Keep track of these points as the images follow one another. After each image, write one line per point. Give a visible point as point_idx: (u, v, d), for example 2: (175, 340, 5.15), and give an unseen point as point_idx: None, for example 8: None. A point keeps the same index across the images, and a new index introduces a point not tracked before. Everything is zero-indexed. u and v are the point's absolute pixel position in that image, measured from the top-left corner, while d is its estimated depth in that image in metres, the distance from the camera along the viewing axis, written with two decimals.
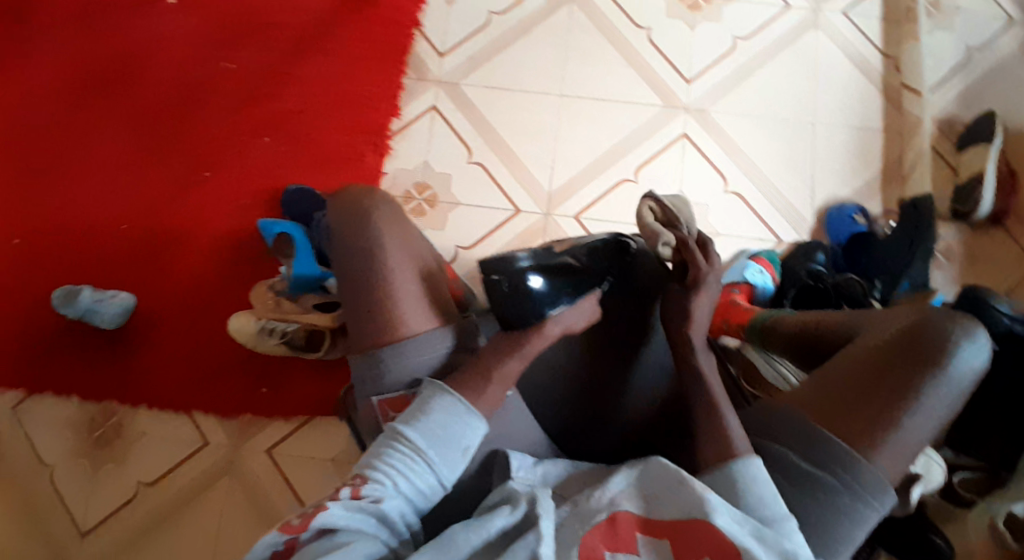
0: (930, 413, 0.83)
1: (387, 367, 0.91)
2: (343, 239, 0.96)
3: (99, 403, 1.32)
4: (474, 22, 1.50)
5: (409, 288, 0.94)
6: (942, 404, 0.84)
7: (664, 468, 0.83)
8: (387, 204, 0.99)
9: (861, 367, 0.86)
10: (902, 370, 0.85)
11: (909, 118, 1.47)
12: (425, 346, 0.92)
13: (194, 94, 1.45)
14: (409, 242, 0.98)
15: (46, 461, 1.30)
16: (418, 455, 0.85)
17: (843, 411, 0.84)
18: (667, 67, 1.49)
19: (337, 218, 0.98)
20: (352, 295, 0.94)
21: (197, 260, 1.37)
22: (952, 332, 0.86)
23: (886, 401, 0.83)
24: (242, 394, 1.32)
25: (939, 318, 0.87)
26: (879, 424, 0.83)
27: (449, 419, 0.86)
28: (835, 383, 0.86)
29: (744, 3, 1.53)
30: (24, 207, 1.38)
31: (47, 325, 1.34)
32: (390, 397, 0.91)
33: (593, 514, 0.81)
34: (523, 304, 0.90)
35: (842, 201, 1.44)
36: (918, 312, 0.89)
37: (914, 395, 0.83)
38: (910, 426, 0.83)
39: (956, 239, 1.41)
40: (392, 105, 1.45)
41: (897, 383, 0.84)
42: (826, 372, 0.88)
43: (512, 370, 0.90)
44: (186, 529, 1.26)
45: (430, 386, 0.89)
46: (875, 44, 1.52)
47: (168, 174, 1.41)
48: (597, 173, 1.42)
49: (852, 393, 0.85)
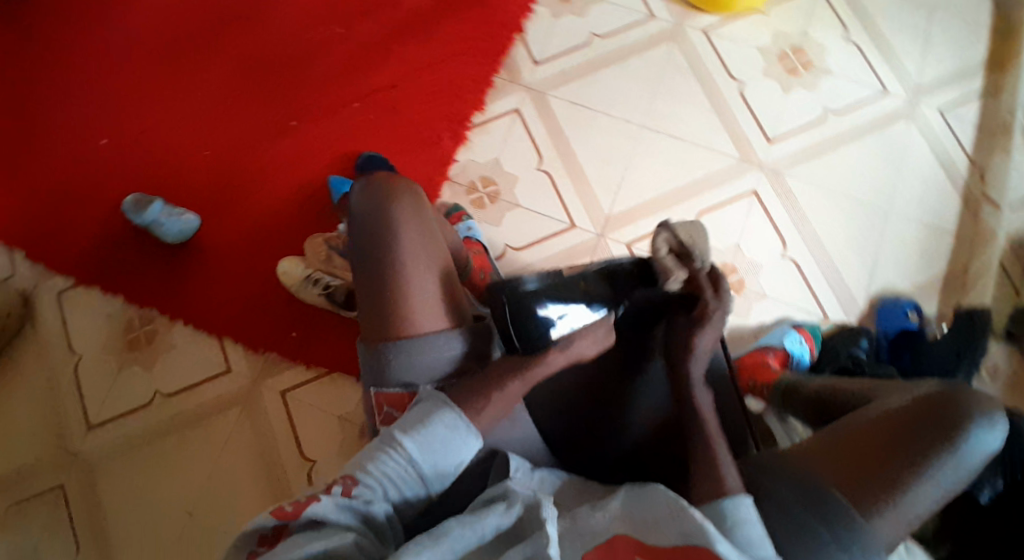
0: (935, 487, 0.84)
1: (389, 364, 0.95)
2: (364, 233, 0.99)
3: (140, 308, 1.38)
4: (575, 38, 1.52)
5: (424, 291, 0.97)
6: (949, 481, 0.84)
7: (661, 493, 0.83)
8: (412, 202, 1.00)
9: (873, 429, 0.87)
10: (916, 440, 0.85)
11: (983, 228, 1.46)
12: (428, 350, 0.95)
13: (297, 44, 1.50)
14: (428, 243, 1.00)
15: (78, 350, 1.36)
16: (412, 465, 0.87)
17: (851, 468, 0.84)
18: (752, 123, 1.50)
19: (360, 208, 1.00)
20: (368, 292, 0.98)
21: (262, 198, 1.43)
22: (971, 411, 0.86)
23: (895, 468, 0.84)
24: (273, 333, 1.37)
25: (961, 393, 0.88)
26: (884, 489, 0.83)
27: (449, 435, 0.89)
28: (844, 441, 0.87)
29: (843, 78, 1.53)
30: (121, 113, 1.46)
31: (111, 225, 1.41)
32: (388, 392, 0.96)
33: (591, 529, 0.84)
34: (530, 326, 0.92)
35: (897, 294, 1.43)
36: (937, 385, 0.90)
37: (923, 466, 0.84)
38: (914, 497, 0.83)
39: (1003, 359, 1.38)
40: (479, 98, 1.48)
41: (909, 451, 0.85)
42: (837, 429, 0.88)
43: (514, 391, 0.92)
44: (193, 448, 1.32)
45: (430, 398, 0.91)
46: (965, 149, 1.50)
47: (256, 112, 1.47)
48: (660, 209, 1.44)
49: (862, 452, 0.85)
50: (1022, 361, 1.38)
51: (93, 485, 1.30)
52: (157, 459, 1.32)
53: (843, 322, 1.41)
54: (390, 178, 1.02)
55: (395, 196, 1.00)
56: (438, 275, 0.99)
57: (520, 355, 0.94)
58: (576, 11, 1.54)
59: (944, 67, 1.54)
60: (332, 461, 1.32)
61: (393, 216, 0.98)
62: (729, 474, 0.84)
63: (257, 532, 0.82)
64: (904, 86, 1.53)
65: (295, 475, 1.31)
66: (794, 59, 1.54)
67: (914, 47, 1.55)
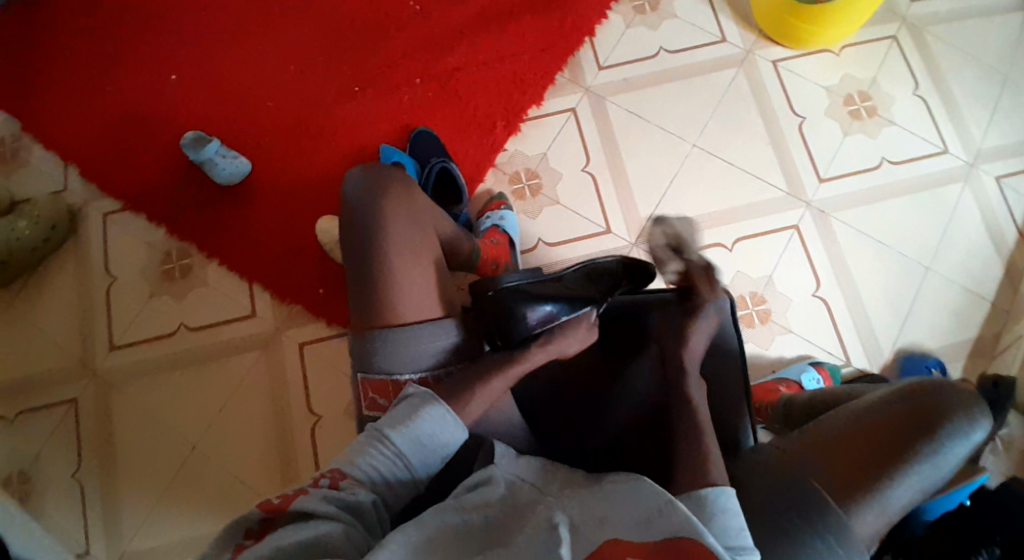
0: (914, 480, 0.86)
1: (374, 353, 0.97)
2: (353, 224, 1.02)
3: (180, 242, 1.42)
4: (643, 50, 1.53)
5: (409, 281, 0.99)
6: (929, 475, 0.86)
7: (652, 491, 0.82)
8: (404, 199, 1.02)
9: (853, 426, 0.89)
10: (897, 433, 0.87)
11: (1023, 302, 1.43)
12: (409, 342, 0.97)
13: (370, 13, 1.53)
14: (414, 237, 1.01)
15: (114, 273, 1.41)
16: (400, 459, 0.89)
17: (830, 459, 0.88)
18: (805, 161, 1.49)
19: (357, 199, 1.02)
20: (356, 279, 1.01)
21: (314, 156, 1.47)
22: (954, 406, 0.88)
23: (874, 460, 0.87)
24: (301, 288, 1.40)
25: (944, 389, 0.89)
26: (860, 481, 0.86)
27: (436, 428, 0.90)
28: (825, 437, 0.89)
29: (906, 131, 1.52)
30: (194, 53, 1.51)
31: (167, 159, 1.46)
32: (374, 380, 0.98)
33: (594, 540, 0.79)
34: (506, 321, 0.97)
35: (924, 351, 1.41)
36: (920, 380, 0.92)
37: (903, 459, 0.86)
38: (890, 489, 0.86)
39: (1019, 433, 1.36)
40: (538, 92, 1.50)
41: (889, 443, 0.87)
42: (818, 425, 0.91)
43: (496, 388, 0.94)
44: (208, 386, 1.36)
45: (415, 395, 0.92)
46: (1016, 221, 1.47)
47: (323, 73, 1.50)
48: (698, 229, 1.45)
49: (842, 443, 0.88)
50: None
51: (108, 406, 1.35)
52: (173, 391, 1.36)
53: (862, 370, 1.40)
54: (380, 171, 1.04)
55: (382, 190, 1.02)
56: (429, 271, 1.01)
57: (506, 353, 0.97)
58: (649, 23, 1.55)
59: (1012, 136, 1.52)
60: (339, 417, 1.35)
61: (381, 210, 1.01)
62: (716, 467, 0.86)
63: (243, 526, 0.80)
64: (966, 150, 1.51)
65: (302, 427, 1.35)
66: (859, 103, 1.53)
67: (983, 111, 1.53)
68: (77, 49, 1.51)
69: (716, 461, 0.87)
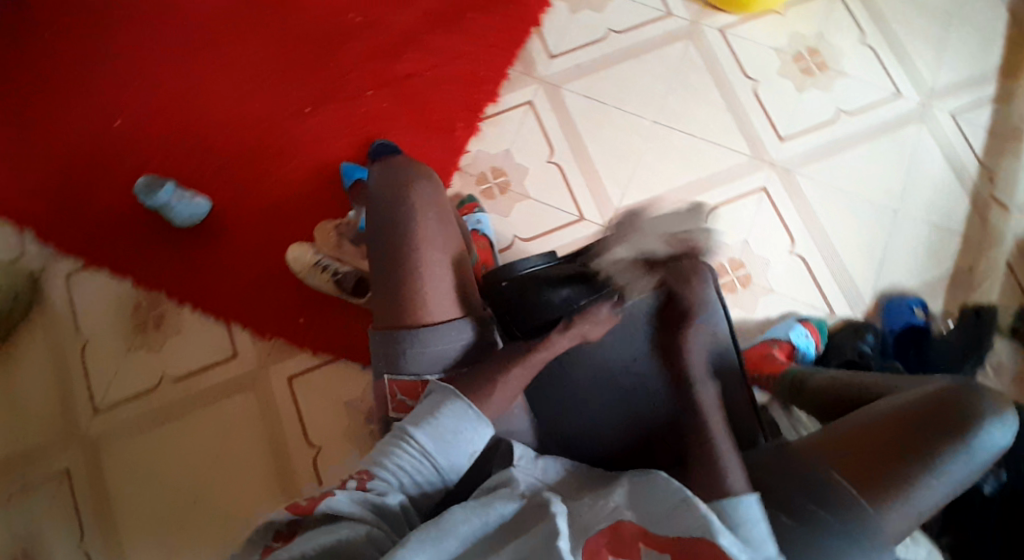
0: (945, 477, 0.85)
1: (402, 352, 0.95)
2: (378, 221, 1.00)
3: (149, 291, 1.38)
4: (592, 33, 1.52)
5: (438, 276, 0.98)
6: (959, 472, 0.85)
7: (668, 487, 0.82)
8: (430, 189, 1.02)
9: (887, 425, 0.87)
10: (926, 431, 0.85)
11: (991, 231, 1.46)
12: (440, 339, 0.96)
13: (314, 33, 1.50)
14: (442, 232, 1.00)
15: (86, 333, 1.36)
16: (426, 457, 0.88)
17: (861, 457, 0.86)
18: (764, 123, 1.50)
19: (378, 191, 1.02)
20: (380, 275, 0.99)
21: (275, 184, 1.43)
22: (983, 405, 0.87)
23: (909, 461, 0.85)
24: (282, 320, 1.37)
25: (975, 391, 0.87)
26: (891, 480, 0.84)
27: (460, 425, 0.89)
28: (857, 436, 0.87)
29: (857, 80, 1.53)
30: (135, 96, 1.46)
31: (122, 207, 1.41)
32: (402, 380, 0.96)
33: (598, 522, 0.82)
34: (525, 311, 1.01)
35: (904, 292, 1.43)
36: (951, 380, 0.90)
37: (933, 456, 0.85)
38: (925, 488, 0.84)
39: (1008, 357, 1.38)
40: (493, 90, 1.48)
41: (918, 442, 0.85)
42: (851, 424, 0.89)
43: (516, 379, 0.93)
44: (199, 433, 1.33)
45: (438, 390, 0.92)
46: (976, 153, 1.50)
47: (272, 99, 1.47)
48: (669, 203, 1.45)
49: (870, 443, 0.86)
50: None
51: (99, 469, 1.31)
52: (163, 442, 1.32)
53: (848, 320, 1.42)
54: (407, 167, 1.04)
55: (409, 186, 1.01)
56: (450, 263, 0.99)
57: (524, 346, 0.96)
58: (593, 6, 1.54)
59: (959, 72, 1.54)
60: (338, 444, 1.32)
61: (407, 205, 1.00)
62: (732, 474, 0.85)
63: (272, 527, 0.83)
64: (918, 90, 1.53)
65: (302, 459, 1.32)
66: (809, 59, 1.54)
67: (929, 51, 1.55)
68: (11, 105, 1.45)
69: (732, 469, 0.86)
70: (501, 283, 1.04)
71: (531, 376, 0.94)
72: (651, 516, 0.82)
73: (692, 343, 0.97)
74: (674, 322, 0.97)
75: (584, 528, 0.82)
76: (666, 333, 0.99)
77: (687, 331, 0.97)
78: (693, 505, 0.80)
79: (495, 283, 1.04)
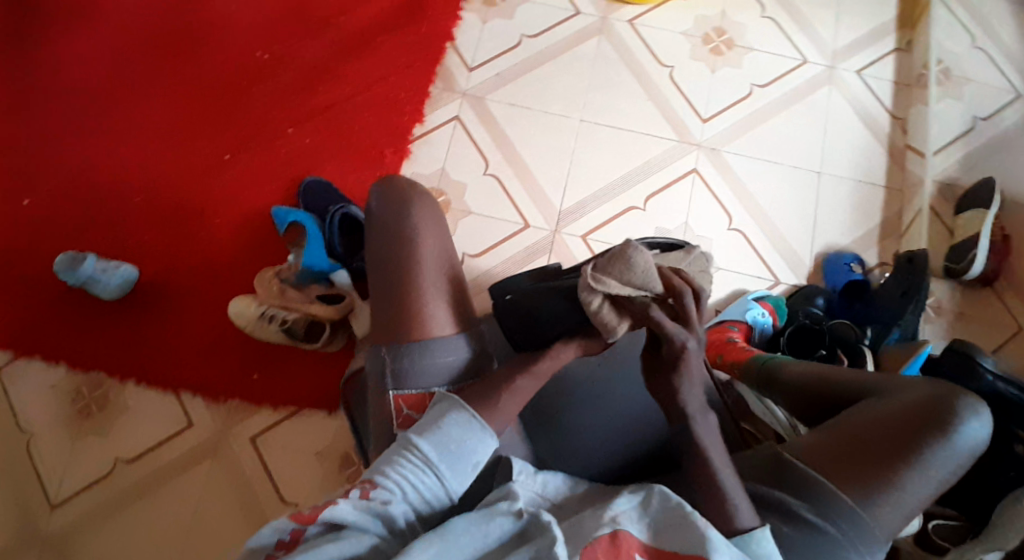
0: (930, 479, 0.88)
1: (410, 364, 0.94)
2: (380, 237, 1.01)
3: (87, 373, 1.29)
4: (506, 41, 1.52)
5: (439, 291, 0.98)
6: (946, 471, 0.89)
7: (666, 500, 0.83)
8: (430, 204, 1.03)
9: (869, 433, 0.90)
10: (910, 439, 0.89)
11: (912, 177, 1.52)
12: (447, 351, 0.95)
13: (222, 78, 1.44)
14: (442, 248, 1.01)
15: (26, 428, 1.27)
16: (430, 466, 0.85)
17: (848, 464, 0.89)
18: (684, 105, 1.52)
19: (381, 206, 1.03)
20: (384, 289, 0.99)
21: (205, 240, 1.36)
22: (963, 407, 0.90)
23: (893, 466, 0.88)
24: (236, 379, 1.30)
25: (949, 398, 0.91)
26: (886, 484, 0.87)
27: (463, 433, 0.88)
28: (842, 442, 0.91)
29: (763, 53, 1.58)
30: (40, 168, 1.37)
31: (42, 289, 1.31)
32: (407, 394, 0.94)
33: (596, 529, 0.81)
34: (527, 323, 0.98)
35: (842, 249, 1.47)
36: (926, 385, 0.94)
37: (919, 459, 0.88)
38: (909, 489, 0.87)
39: (946, 295, 1.45)
40: (416, 111, 1.46)
41: (907, 448, 0.89)
42: (835, 431, 0.92)
43: (525, 387, 0.93)
44: (166, 512, 1.24)
45: (447, 399, 0.91)
46: (886, 105, 1.57)
47: (188, 153, 1.40)
48: (609, 197, 1.45)
49: (861, 451, 0.89)
50: (966, 295, 1.44)
51: None
52: (128, 529, 1.23)
53: (795, 285, 1.45)
54: (408, 184, 1.05)
55: (411, 202, 1.02)
56: (447, 277, 1.00)
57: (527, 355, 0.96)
58: (503, 13, 1.53)
59: (857, 32, 1.61)
60: (314, 498, 1.26)
61: (411, 220, 1.01)
62: (741, 505, 0.84)
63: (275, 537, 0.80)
64: (823, 54, 1.59)
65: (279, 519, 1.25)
66: (717, 39, 1.57)
67: (827, 16, 1.61)
68: None
69: (740, 504, 0.84)
70: (505, 296, 1.00)
71: (539, 386, 0.95)
72: (656, 527, 0.83)
73: (686, 389, 0.85)
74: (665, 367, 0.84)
75: (583, 537, 0.81)
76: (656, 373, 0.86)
77: (676, 376, 0.84)
78: (694, 521, 0.81)
79: (499, 296, 1.00)
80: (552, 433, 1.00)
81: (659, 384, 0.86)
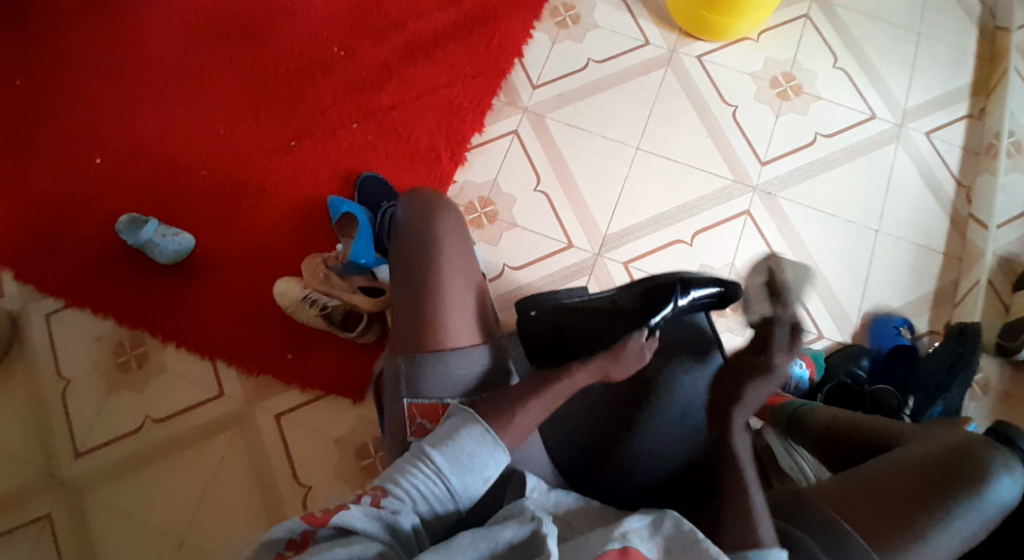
0: (959, 529, 0.87)
1: (426, 373, 0.96)
2: (405, 249, 1.03)
3: (131, 330, 1.35)
4: (573, 64, 1.54)
5: (463, 304, 1.00)
6: (975, 525, 0.88)
7: (679, 529, 0.83)
8: (451, 215, 1.05)
9: (898, 478, 0.90)
10: (939, 488, 0.89)
11: (971, 247, 1.48)
12: (463, 362, 0.97)
13: (296, 68, 1.50)
14: (465, 260, 1.03)
15: (65, 375, 1.33)
16: (440, 478, 0.87)
17: (874, 507, 0.89)
18: (745, 146, 1.52)
19: (407, 215, 1.05)
20: (407, 296, 1.00)
21: (262, 220, 1.41)
22: (991, 459, 0.90)
23: (920, 512, 0.88)
24: (266, 356, 1.34)
25: (978, 444, 0.91)
26: (913, 533, 0.87)
27: (476, 448, 0.89)
28: (869, 487, 0.91)
29: (832, 103, 1.56)
30: (113, 132, 1.45)
31: (102, 247, 1.38)
32: (422, 402, 0.96)
33: (604, 544, 0.81)
34: (548, 340, 1.02)
35: (891, 311, 1.44)
36: (957, 435, 0.94)
37: (946, 508, 0.88)
38: (935, 536, 0.87)
39: (994, 374, 1.40)
40: (478, 120, 1.49)
41: (933, 497, 0.88)
42: (861, 474, 0.93)
43: (538, 407, 0.94)
44: (183, 476, 1.28)
45: (460, 413, 0.92)
46: (952, 172, 1.54)
47: (254, 135, 1.46)
48: (655, 228, 1.45)
49: (890, 503, 0.89)
50: (1014, 374, 1.39)
51: (80, 514, 1.26)
52: (147, 484, 1.28)
53: (839, 341, 1.42)
54: (434, 196, 1.07)
55: (436, 214, 1.04)
56: (471, 289, 1.02)
57: (547, 374, 0.98)
58: (572, 37, 1.56)
59: (930, 93, 1.59)
60: (328, 483, 1.29)
61: (438, 233, 1.03)
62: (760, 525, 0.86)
63: (283, 538, 0.81)
64: (892, 111, 1.57)
65: (291, 498, 1.28)
66: (786, 84, 1.57)
67: (900, 75, 1.60)
68: None
69: (761, 522, 0.86)
70: (529, 312, 1.04)
71: (551, 407, 0.95)
72: (664, 549, 0.82)
73: (753, 392, 0.97)
74: (742, 376, 0.98)
75: (589, 551, 0.82)
76: (720, 388, 0.99)
77: (751, 384, 0.97)
78: (706, 549, 0.81)
79: (523, 312, 1.05)
80: (571, 458, 1.00)
81: (728, 388, 0.98)
